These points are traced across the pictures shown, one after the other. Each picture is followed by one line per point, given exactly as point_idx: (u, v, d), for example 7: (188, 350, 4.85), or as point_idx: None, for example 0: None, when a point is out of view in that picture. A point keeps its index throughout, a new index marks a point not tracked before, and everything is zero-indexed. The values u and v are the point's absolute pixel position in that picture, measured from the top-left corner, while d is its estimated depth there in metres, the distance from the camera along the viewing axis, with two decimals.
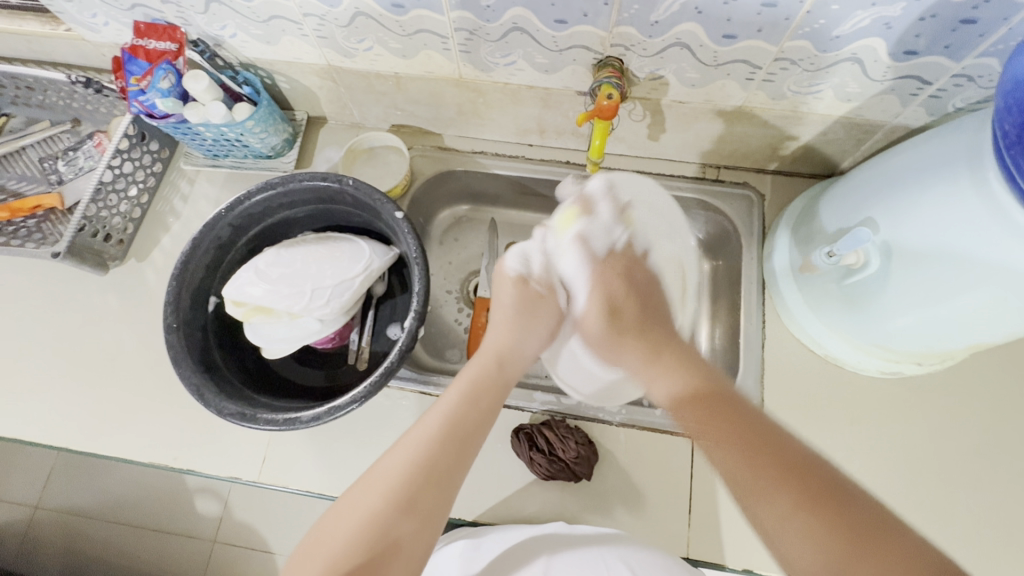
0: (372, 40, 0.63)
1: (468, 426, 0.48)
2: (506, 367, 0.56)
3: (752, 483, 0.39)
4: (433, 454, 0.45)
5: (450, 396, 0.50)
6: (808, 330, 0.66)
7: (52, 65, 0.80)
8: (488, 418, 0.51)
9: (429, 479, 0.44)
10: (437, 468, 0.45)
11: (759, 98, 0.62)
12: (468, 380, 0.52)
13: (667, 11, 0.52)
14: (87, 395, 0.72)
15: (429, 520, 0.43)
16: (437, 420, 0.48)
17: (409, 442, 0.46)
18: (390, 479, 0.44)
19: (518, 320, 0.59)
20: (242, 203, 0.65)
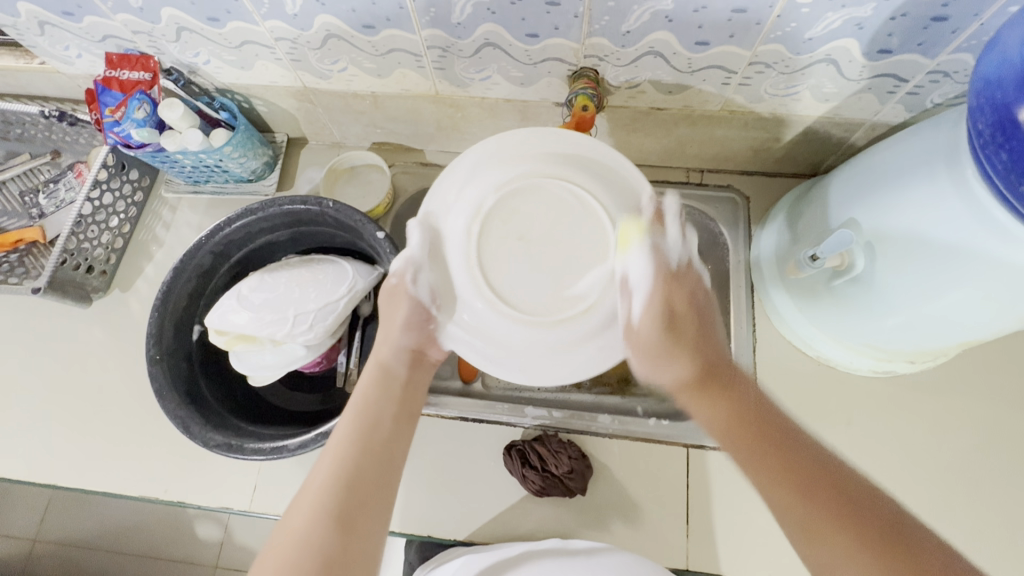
0: (346, 61, 0.63)
1: (374, 424, 0.49)
2: (388, 373, 0.53)
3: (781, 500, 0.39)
4: (352, 466, 0.45)
5: (350, 407, 0.50)
6: (799, 332, 0.65)
7: (29, 98, 0.80)
8: (405, 423, 0.51)
9: (355, 493, 0.44)
10: (361, 479, 0.45)
11: (737, 101, 0.62)
12: (367, 383, 0.51)
13: (638, 20, 0.51)
14: (75, 429, 0.71)
15: (367, 528, 0.43)
16: (346, 432, 0.47)
17: (333, 452, 0.46)
18: (316, 501, 0.43)
19: (389, 325, 0.54)
20: (222, 230, 0.65)
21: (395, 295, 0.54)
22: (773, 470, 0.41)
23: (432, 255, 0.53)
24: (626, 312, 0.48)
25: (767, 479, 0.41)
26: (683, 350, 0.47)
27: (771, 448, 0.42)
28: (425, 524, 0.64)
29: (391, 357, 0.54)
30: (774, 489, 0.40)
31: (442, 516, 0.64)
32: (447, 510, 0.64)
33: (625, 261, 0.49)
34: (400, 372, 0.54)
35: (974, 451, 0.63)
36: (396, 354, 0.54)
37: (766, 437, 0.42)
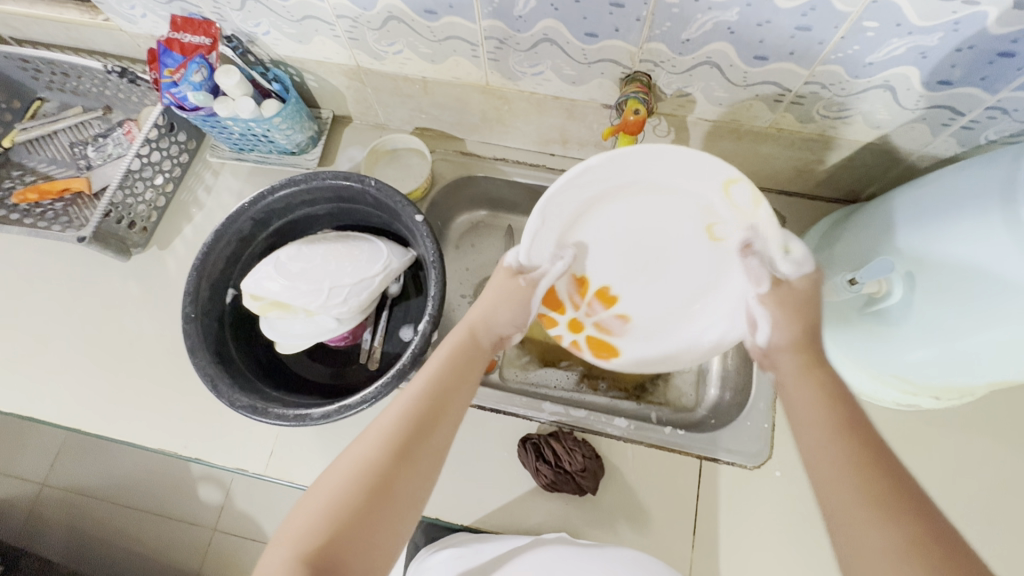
0: (403, 44, 0.64)
1: (451, 391, 0.49)
2: (486, 331, 0.56)
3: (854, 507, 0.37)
4: (413, 420, 0.46)
5: (433, 367, 0.50)
6: (823, 356, 0.65)
7: (88, 52, 0.82)
8: (472, 386, 0.52)
9: (413, 443, 0.45)
10: (425, 435, 0.46)
11: (787, 120, 0.62)
12: (450, 349, 0.53)
13: (700, 29, 0.52)
14: (103, 377, 0.73)
15: (421, 470, 0.44)
16: (415, 390, 0.48)
17: (399, 399, 0.48)
18: (375, 441, 0.44)
19: (495, 301, 0.56)
20: (265, 198, 0.66)
21: (509, 286, 0.56)
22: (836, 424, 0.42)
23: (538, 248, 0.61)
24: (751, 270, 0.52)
25: (821, 413, 0.43)
26: (794, 317, 0.49)
27: (881, 453, 0.39)
28: (434, 507, 0.65)
29: (483, 322, 0.55)
30: (841, 467, 0.39)
31: (450, 501, 0.65)
32: (457, 495, 0.65)
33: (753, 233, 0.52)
34: (487, 343, 0.56)
35: (990, 494, 0.62)
36: (490, 319, 0.56)
37: (877, 445, 0.40)
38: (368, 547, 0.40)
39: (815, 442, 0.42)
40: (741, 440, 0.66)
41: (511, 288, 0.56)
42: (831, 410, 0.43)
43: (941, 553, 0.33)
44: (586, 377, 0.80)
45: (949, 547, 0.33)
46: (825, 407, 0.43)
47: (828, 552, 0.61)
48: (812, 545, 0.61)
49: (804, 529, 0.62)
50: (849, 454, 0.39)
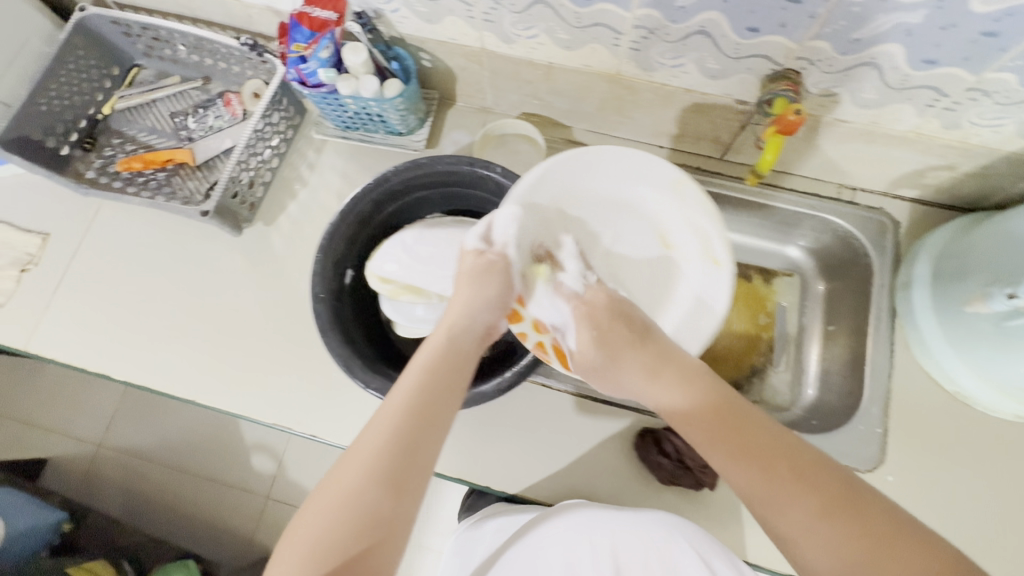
0: (541, 29, 0.62)
1: (437, 403, 0.48)
2: (461, 331, 0.55)
3: (781, 500, 0.42)
4: (410, 433, 0.46)
5: (407, 379, 0.50)
6: (941, 364, 0.65)
7: (193, 20, 0.80)
8: (452, 400, 0.50)
9: (406, 457, 0.45)
10: (418, 446, 0.46)
11: (931, 125, 0.61)
12: (430, 358, 0.52)
13: (875, 30, 0.50)
14: (211, 350, 0.74)
15: (409, 494, 0.44)
16: (399, 399, 0.48)
17: (385, 414, 0.47)
18: (369, 464, 0.44)
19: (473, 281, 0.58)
20: (388, 180, 0.66)
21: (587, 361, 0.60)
22: (734, 450, 0.46)
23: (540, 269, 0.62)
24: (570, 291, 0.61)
25: (716, 449, 0.47)
26: (638, 368, 0.56)
27: (731, 430, 0.47)
28: (547, 492, 0.66)
29: (457, 322, 0.56)
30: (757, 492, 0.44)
31: (563, 488, 0.66)
32: (571, 483, 0.66)
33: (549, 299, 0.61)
34: (467, 351, 0.55)
35: None
36: (465, 319, 0.56)
37: (731, 426, 0.47)
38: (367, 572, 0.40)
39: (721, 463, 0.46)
40: (853, 443, 0.66)
41: (481, 267, 0.59)
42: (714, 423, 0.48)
43: (840, 502, 0.41)
44: None
45: (852, 502, 0.41)
46: (711, 428, 0.48)
47: None
48: None
49: None
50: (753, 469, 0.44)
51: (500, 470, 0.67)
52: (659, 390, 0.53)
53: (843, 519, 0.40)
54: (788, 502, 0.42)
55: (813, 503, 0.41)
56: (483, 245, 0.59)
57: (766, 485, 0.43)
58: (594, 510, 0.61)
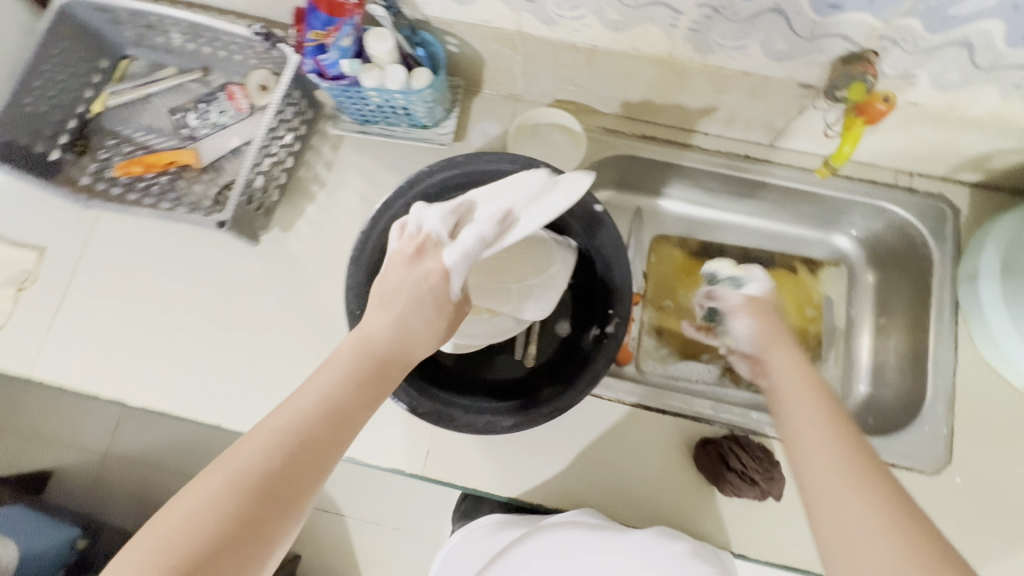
0: (588, 9, 0.56)
1: (345, 415, 0.40)
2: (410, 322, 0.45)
3: (842, 470, 0.37)
4: (295, 447, 0.37)
5: (329, 375, 0.41)
6: (1012, 361, 0.62)
7: (189, 5, 0.72)
8: (360, 407, 0.41)
9: (282, 479, 0.35)
10: (299, 461, 0.36)
11: (1012, 107, 0.56)
12: (360, 361, 0.42)
13: (975, 5, 0.45)
14: (232, 368, 0.68)
15: (289, 506, 0.35)
16: (302, 402, 0.39)
17: (297, 402, 0.39)
18: (238, 477, 0.34)
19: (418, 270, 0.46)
20: (422, 182, 0.60)
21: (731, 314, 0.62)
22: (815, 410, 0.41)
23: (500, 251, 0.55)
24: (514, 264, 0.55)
25: (797, 402, 0.43)
26: (792, 357, 0.49)
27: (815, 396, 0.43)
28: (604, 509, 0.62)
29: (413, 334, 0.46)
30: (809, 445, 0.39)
31: (620, 504, 0.62)
32: (628, 499, 0.63)
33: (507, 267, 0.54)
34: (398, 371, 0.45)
35: None
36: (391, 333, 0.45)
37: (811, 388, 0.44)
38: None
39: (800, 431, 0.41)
40: (919, 445, 0.64)
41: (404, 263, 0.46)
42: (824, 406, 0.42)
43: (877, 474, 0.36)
44: (728, 371, 0.77)
45: (880, 470, 0.37)
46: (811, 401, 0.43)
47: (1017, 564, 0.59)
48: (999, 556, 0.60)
49: (989, 539, 0.60)
50: (839, 450, 0.38)
51: (553, 488, 0.63)
52: (757, 316, 0.55)
53: (874, 484, 0.36)
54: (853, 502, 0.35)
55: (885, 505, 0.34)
56: (410, 232, 0.48)
57: (826, 441, 0.39)
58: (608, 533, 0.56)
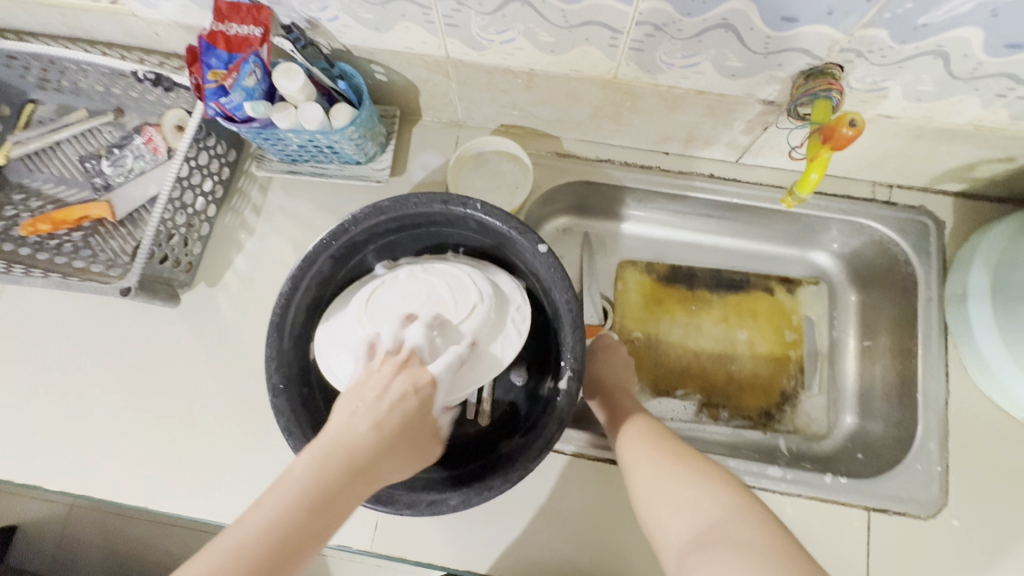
0: (517, 31, 0.50)
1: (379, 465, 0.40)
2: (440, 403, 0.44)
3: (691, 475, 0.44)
4: (329, 491, 0.37)
5: (368, 431, 0.40)
6: (1007, 390, 0.57)
7: (89, 43, 0.65)
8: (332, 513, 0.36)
9: (297, 549, 0.35)
10: (335, 507, 0.37)
11: (996, 116, 0.50)
12: (402, 414, 0.42)
13: (949, 12, 0.39)
14: (158, 443, 0.61)
15: None
16: (337, 449, 0.38)
17: (270, 503, 0.35)
18: (278, 516, 0.35)
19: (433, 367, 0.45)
20: (346, 231, 0.54)
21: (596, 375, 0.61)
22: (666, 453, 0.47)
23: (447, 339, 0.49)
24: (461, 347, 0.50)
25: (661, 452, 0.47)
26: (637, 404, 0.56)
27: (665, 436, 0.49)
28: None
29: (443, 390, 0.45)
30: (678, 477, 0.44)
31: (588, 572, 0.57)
32: (596, 566, 0.57)
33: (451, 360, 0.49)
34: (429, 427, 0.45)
35: None
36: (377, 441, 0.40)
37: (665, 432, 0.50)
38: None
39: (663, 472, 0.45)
40: (912, 486, 0.58)
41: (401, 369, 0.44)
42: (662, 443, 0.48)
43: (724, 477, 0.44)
44: (706, 406, 0.71)
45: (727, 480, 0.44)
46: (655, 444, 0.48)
47: None
48: None
49: None
50: (693, 484, 0.43)
51: (514, 558, 0.57)
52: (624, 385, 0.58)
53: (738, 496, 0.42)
54: (716, 527, 0.40)
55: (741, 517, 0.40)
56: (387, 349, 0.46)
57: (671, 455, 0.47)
58: None
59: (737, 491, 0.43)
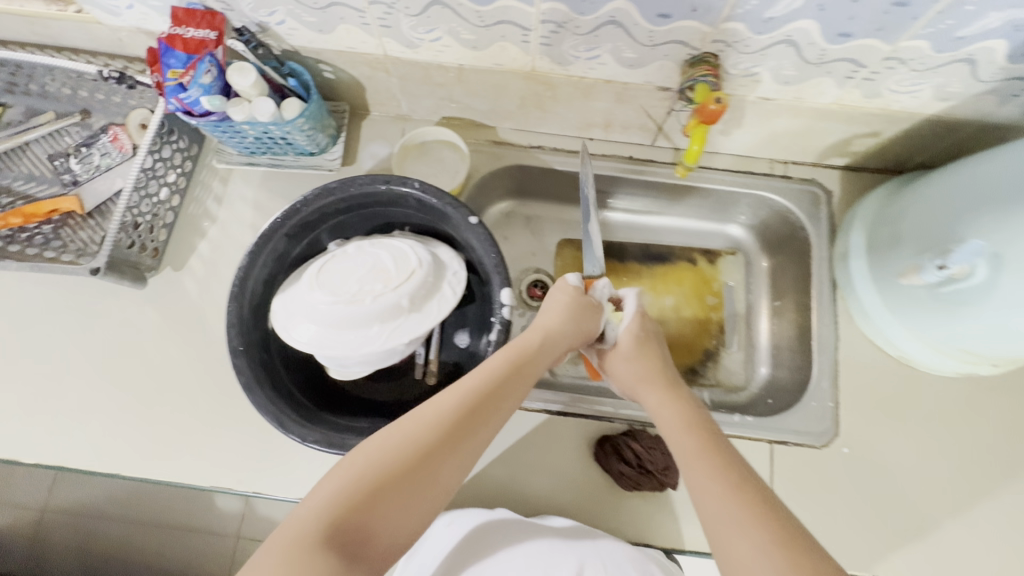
0: (443, 30, 0.57)
1: (510, 390, 0.48)
2: (548, 347, 0.53)
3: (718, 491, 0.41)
4: (479, 405, 0.45)
5: (493, 365, 0.49)
6: (884, 332, 0.66)
7: (56, 50, 0.71)
8: (505, 400, 0.47)
9: (464, 426, 0.43)
10: (479, 419, 0.44)
11: (852, 96, 0.60)
12: (512, 354, 0.51)
13: (787, 7, 0.48)
14: (130, 416, 0.66)
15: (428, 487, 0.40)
16: (483, 376, 0.47)
17: (450, 393, 0.45)
18: (433, 420, 0.43)
19: (568, 316, 0.56)
20: (298, 212, 0.60)
21: (626, 362, 0.58)
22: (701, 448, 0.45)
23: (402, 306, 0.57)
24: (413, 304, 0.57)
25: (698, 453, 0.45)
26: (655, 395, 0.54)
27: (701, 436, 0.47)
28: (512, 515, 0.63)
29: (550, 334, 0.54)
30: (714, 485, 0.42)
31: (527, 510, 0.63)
32: (535, 504, 0.64)
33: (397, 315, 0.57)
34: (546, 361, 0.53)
35: None
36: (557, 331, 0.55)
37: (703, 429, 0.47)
38: (400, 513, 0.38)
39: (693, 467, 0.44)
40: (808, 421, 0.67)
41: (586, 306, 0.58)
42: (700, 441, 0.46)
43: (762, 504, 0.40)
44: None
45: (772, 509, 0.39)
46: (698, 439, 0.46)
47: (899, 524, 0.63)
48: (888, 518, 0.63)
49: (878, 503, 0.63)
50: (727, 481, 0.41)
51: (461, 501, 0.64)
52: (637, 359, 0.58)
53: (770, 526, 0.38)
54: (737, 531, 0.38)
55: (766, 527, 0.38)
56: (352, 300, 0.56)
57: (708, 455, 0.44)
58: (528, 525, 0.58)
59: (763, 500, 0.40)
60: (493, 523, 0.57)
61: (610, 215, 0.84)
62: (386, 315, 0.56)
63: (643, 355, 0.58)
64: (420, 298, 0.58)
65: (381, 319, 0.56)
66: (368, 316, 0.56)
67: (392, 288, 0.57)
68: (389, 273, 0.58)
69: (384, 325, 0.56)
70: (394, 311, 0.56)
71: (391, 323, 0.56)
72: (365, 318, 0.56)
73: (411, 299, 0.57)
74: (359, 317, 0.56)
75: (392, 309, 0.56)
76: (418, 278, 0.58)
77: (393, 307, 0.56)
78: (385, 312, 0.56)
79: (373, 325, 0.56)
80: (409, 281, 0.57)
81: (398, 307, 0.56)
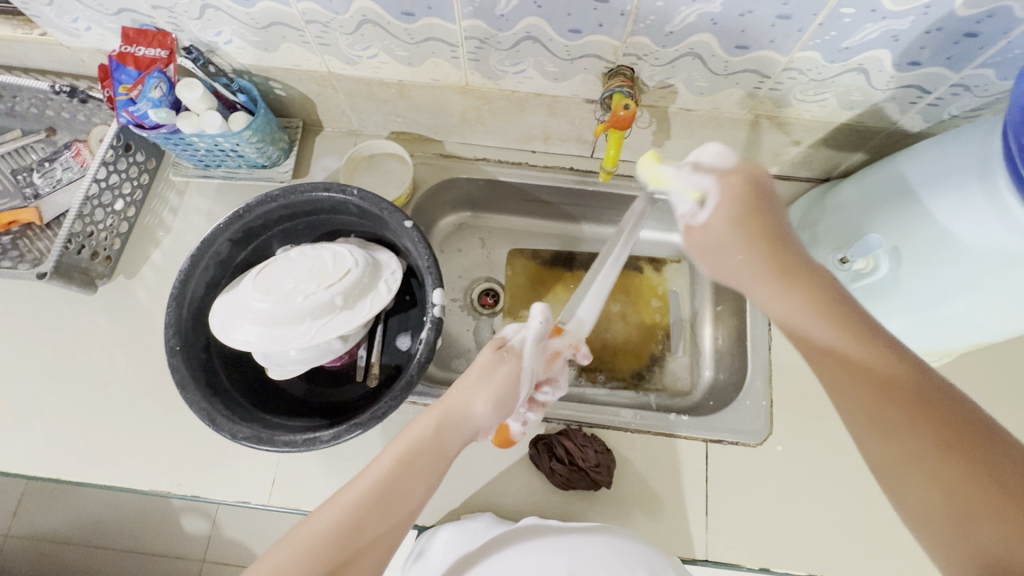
0: (378, 48, 0.61)
1: (402, 492, 0.43)
2: (451, 429, 0.47)
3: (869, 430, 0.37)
4: (360, 523, 0.41)
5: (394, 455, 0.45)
6: None
7: (24, 71, 0.75)
8: (403, 496, 0.43)
9: (359, 537, 0.41)
10: (361, 536, 0.41)
11: (765, 105, 0.63)
12: (403, 447, 0.45)
13: (683, 22, 0.52)
14: (76, 420, 0.67)
15: None
16: (369, 480, 0.43)
17: (347, 496, 0.42)
18: (306, 547, 0.39)
19: (477, 381, 0.49)
20: (241, 217, 0.63)
21: (712, 237, 0.48)
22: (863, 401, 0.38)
23: (335, 309, 0.59)
24: (345, 305, 0.60)
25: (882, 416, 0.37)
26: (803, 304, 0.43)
27: (890, 393, 0.37)
28: (444, 517, 0.63)
29: (453, 411, 0.48)
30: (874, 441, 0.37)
31: (460, 510, 0.64)
32: (471, 505, 0.64)
33: (330, 314, 0.59)
34: (454, 444, 0.47)
35: None
36: (460, 404, 0.48)
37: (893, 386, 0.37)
38: None
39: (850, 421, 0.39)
40: (742, 420, 0.68)
41: (495, 361, 0.50)
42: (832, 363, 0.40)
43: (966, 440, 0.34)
44: (584, 371, 0.79)
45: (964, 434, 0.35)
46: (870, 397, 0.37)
47: (830, 520, 0.63)
48: (817, 513, 0.64)
49: (809, 499, 0.64)
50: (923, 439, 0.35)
51: None
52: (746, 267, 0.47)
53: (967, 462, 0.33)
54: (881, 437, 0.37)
55: (907, 423, 0.36)
56: (282, 303, 0.58)
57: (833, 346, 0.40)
58: (531, 529, 0.56)
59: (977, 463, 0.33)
60: (509, 532, 0.56)
61: (559, 225, 0.87)
62: (320, 316, 0.58)
63: (744, 250, 0.46)
64: (355, 297, 0.60)
65: (314, 317, 0.58)
66: (300, 313, 0.58)
67: (322, 289, 0.59)
68: (321, 273, 0.60)
69: (318, 326, 0.58)
70: (326, 312, 0.59)
71: (325, 324, 0.58)
72: (298, 318, 0.58)
73: (344, 300, 0.60)
74: (292, 318, 0.58)
75: (326, 311, 0.58)
76: (354, 276, 0.60)
77: (326, 309, 0.58)
78: (317, 309, 0.58)
79: (305, 327, 0.58)
80: (341, 283, 0.59)
81: (331, 309, 0.59)
